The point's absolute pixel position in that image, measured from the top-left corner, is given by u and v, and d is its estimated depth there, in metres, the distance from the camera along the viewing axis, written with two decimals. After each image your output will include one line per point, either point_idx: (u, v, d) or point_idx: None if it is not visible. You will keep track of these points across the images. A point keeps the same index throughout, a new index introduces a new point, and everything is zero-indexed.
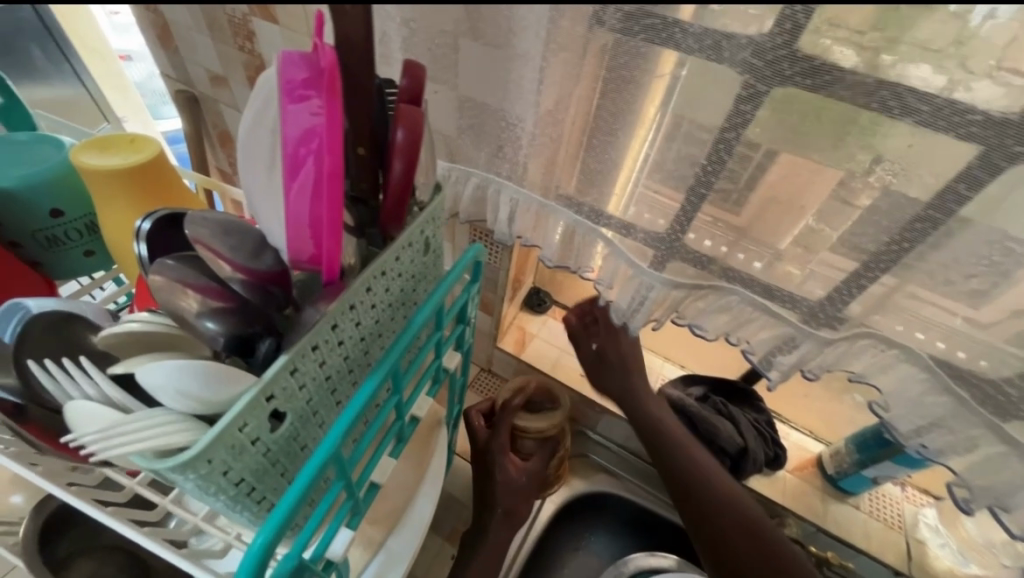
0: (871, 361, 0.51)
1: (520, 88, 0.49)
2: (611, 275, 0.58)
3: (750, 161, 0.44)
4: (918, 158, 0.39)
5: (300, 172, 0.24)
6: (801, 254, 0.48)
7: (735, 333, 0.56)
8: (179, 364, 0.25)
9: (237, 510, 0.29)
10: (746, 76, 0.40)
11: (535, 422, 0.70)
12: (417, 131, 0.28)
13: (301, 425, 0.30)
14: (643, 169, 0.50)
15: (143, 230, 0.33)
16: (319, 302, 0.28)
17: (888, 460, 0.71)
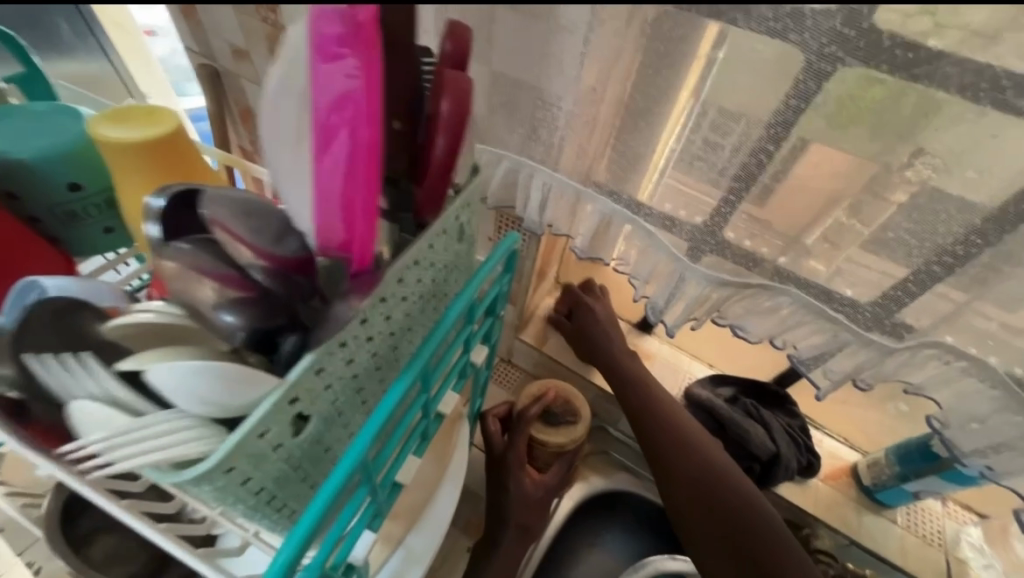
0: (933, 373, 0.47)
1: (559, 63, 0.44)
2: (649, 271, 0.55)
3: (817, 149, 0.40)
4: (964, 151, 0.36)
5: (332, 146, 0.21)
6: (827, 250, 0.45)
7: (781, 337, 0.52)
8: (196, 367, 0.23)
9: (258, 516, 0.27)
10: (833, 48, 0.34)
11: (555, 436, 0.68)
12: (463, 102, 0.24)
13: (326, 427, 0.28)
14: (668, 164, 0.47)
15: (157, 209, 0.30)
16: (349, 296, 0.25)
17: (934, 477, 0.66)
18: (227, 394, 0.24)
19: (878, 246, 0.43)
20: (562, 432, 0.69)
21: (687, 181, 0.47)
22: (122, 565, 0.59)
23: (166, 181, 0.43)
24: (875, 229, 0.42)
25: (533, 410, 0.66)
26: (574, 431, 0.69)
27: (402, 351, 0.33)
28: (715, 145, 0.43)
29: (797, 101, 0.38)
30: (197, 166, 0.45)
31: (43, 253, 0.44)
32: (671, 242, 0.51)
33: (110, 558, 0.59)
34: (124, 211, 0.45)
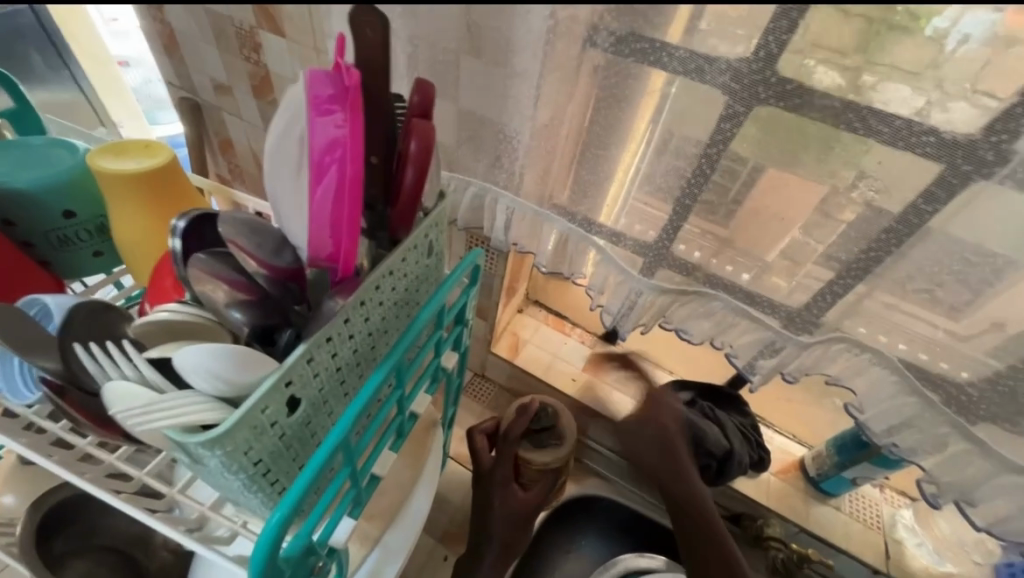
0: (845, 364, 0.54)
1: (518, 104, 0.51)
2: (602, 283, 0.62)
3: (738, 174, 0.47)
4: (896, 176, 0.41)
5: (324, 178, 0.26)
6: (788, 266, 0.51)
7: (719, 338, 0.59)
8: (218, 349, 0.27)
9: (251, 493, 0.31)
10: (727, 98, 0.43)
11: (541, 455, 0.70)
12: (429, 142, 0.30)
13: (313, 412, 0.32)
14: (633, 183, 0.53)
15: (179, 228, 0.35)
16: (336, 296, 0.30)
17: (866, 461, 0.73)
18: (239, 370, 0.28)
19: (790, 255, 0.50)
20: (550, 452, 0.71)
21: (644, 200, 0.54)
22: None
23: (160, 207, 0.47)
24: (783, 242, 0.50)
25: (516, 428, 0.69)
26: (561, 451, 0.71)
27: (379, 351, 0.38)
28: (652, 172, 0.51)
29: (713, 136, 0.46)
30: (187, 194, 0.49)
31: (35, 275, 0.47)
32: (621, 256, 0.58)
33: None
34: (117, 233, 0.48)
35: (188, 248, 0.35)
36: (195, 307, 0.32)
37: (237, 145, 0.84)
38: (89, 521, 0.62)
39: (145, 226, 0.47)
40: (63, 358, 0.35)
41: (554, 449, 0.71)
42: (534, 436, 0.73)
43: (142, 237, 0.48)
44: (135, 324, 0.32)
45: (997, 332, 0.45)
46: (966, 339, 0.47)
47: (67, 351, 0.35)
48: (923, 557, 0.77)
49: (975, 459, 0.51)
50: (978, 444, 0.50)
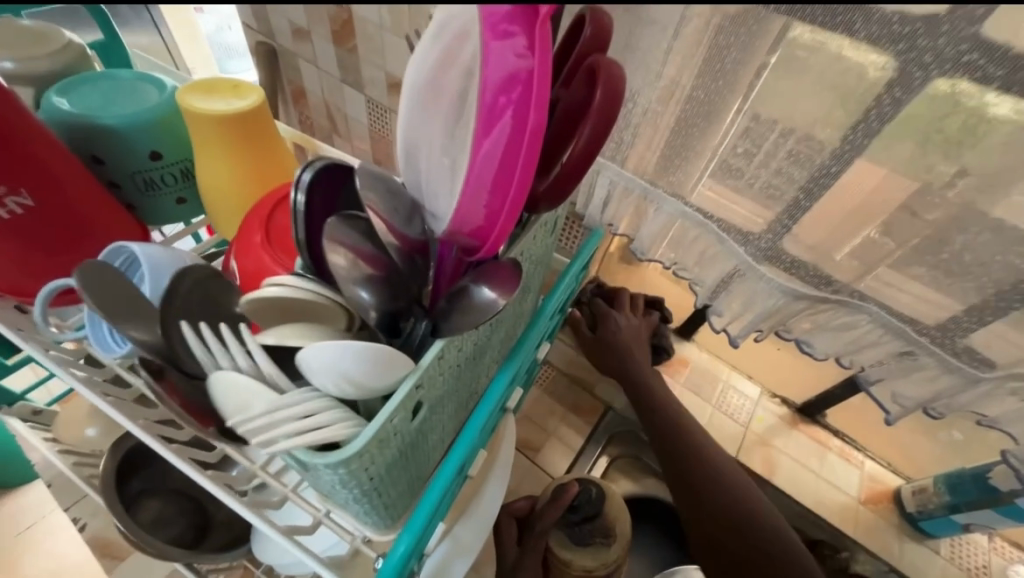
0: (1015, 408, 0.44)
1: (641, 57, 0.43)
2: (716, 278, 0.53)
3: (882, 171, 0.40)
4: (1022, 170, 0.35)
5: (494, 128, 0.21)
6: (856, 269, 0.46)
7: (848, 356, 0.51)
8: (350, 350, 0.23)
9: (360, 503, 0.29)
10: (972, 54, 0.32)
11: (582, 557, 0.60)
12: (617, 90, 0.25)
13: (431, 418, 0.30)
14: (708, 169, 0.47)
15: (304, 180, 0.28)
16: (487, 282, 0.25)
17: (989, 510, 0.63)
18: (374, 374, 0.25)
19: (964, 268, 0.41)
20: (592, 555, 0.60)
21: (719, 194, 0.48)
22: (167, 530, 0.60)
23: (246, 161, 0.44)
24: (976, 254, 0.40)
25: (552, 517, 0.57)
26: (607, 553, 0.60)
27: (494, 342, 0.34)
28: (811, 146, 0.41)
29: (905, 105, 0.36)
30: (273, 146, 0.46)
31: (121, 218, 0.45)
32: (745, 250, 0.49)
33: (156, 521, 0.59)
34: (203, 182, 0.45)
35: (310, 205, 0.29)
36: (312, 283, 0.28)
37: (309, 95, 0.80)
38: (163, 465, 0.63)
39: (225, 179, 0.44)
40: (166, 332, 0.32)
41: (599, 550, 0.61)
42: (575, 527, 0.62)
43: (222, 189, 0.45)
44: (244, 297, 0.28)
45: None
46: None
47: (170, 327, 0.32)
48: None
49: None
50: None
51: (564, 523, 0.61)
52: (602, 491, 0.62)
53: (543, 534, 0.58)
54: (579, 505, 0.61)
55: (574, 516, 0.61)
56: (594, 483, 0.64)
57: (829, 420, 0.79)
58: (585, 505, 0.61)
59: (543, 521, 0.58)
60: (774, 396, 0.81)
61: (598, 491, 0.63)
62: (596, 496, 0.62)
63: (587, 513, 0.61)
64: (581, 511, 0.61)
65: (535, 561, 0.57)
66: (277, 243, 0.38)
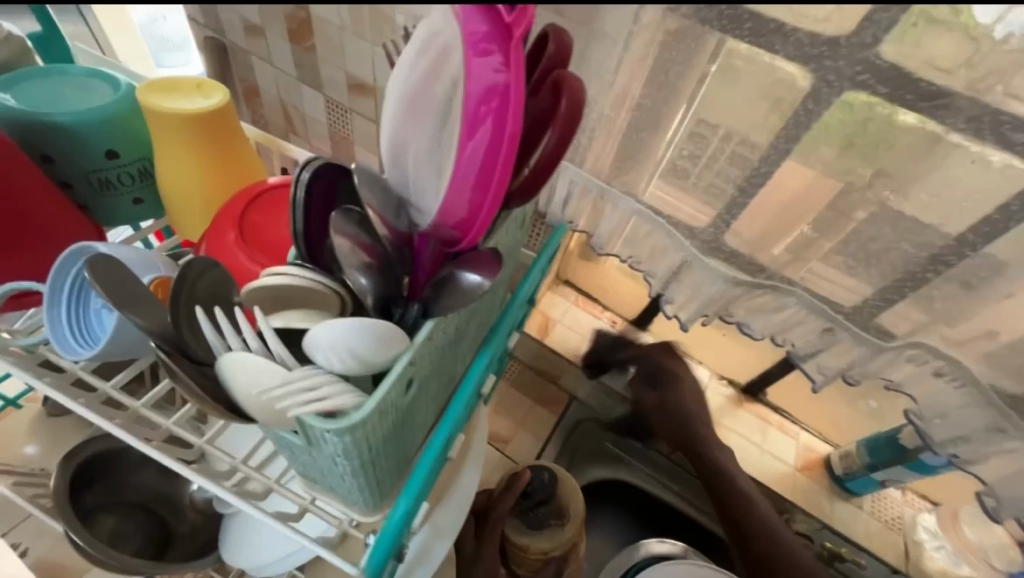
0: (911, 372, 0.52)
1: (595, 67, 0.47)
2: (669, 269, 0.58)
3: (802, 171, 0.46)
4: (903, 174, 0.43)
5: (477, 132, 0.24)
6: (789, 259, 0.52)
7: (781, 335, 0.57)
8: (356, 326, 0.26)
9: (353, 478, 0.31)
10: (867, 76, 0.39)
11: (538, 541, 0.62)
12: (579, 99, 0.29)
13: (421, 396, 0.33)
14: (657, 170, 0.52)
15: (303, 179, 0.30)
16: (469, 267, 0.28)
17: (900, 465, 0.72)
18: (377, 348, 0.27)
19: (871, 254, 0.48)
20: (546, 537, 0.62)
21: (667, 193, 0.53)
22: (126, 543, 0.57)
23: (210, 161, 0.44)
24: (878, 243, 0.47)
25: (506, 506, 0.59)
26: (561, 534, 0.63)
27: (473, 326, 0.37)
28: (742, 150, 0.47)
29: (817, 114, 0.42)
30: (239, 148, 0.46)
31: (74, 218, 0.43)
32: (691, 243, 0.54)
33: (113, 537, 0.57)
34: (165, 183, 0.44)
35: (311, 197, 0.31)
36: (309, 272, 0.30)
37: (263, 94, 0.79)
38: (117, 478, 0.60)
39: (188, 179, 0.44)
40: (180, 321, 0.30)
41: (554, 532, 0.63)
42: (529, 514, 0.63)
43: (185, 188, 0.44)
44: (246, 289, 0.30)
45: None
46: (954, 344, 0.49)
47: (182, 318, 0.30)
48: (941, 559, 0.77)
49: None
50: None
51: (518, 511, 0.63)
52: (553, 475, 0.63)
53: (498, 521, 0.60)
54: (531, 491, 0.62)
55: (527, 502, 0.62)
56: (547, 469, 0.64)
57: (769, 398, 0.87)
58: (538, 491, 0.61)
59: (497, 508, 0.60)
60: (722, 378, 0.88)
61: (550, 476, 0.63)
62: (548, 480, 0.62)
63: (540, 498, 0.62)
64: (534, 497, 0.62)
65: (493, 550, 0.59)
66: (254, 244, 0.39)
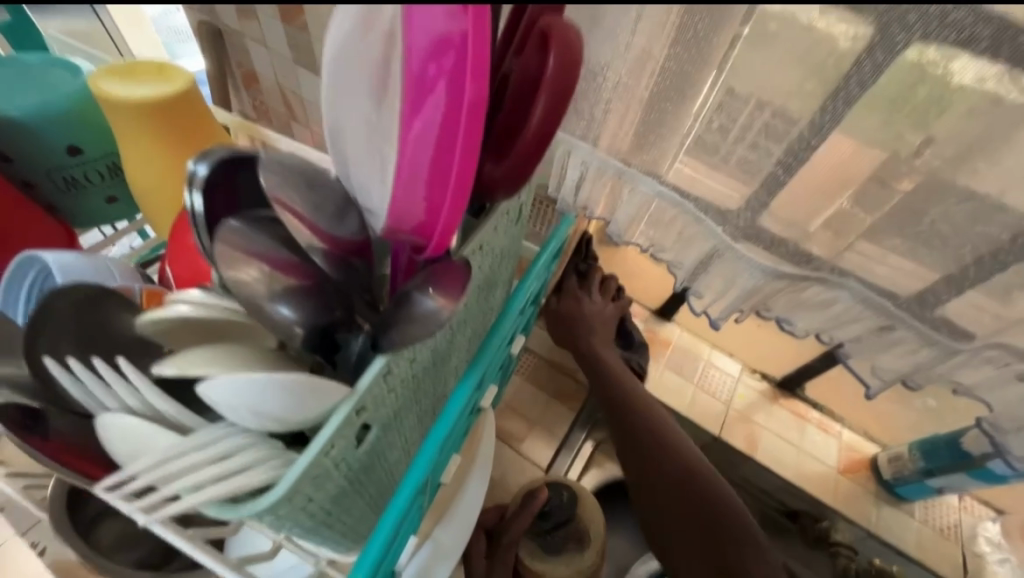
0: (989, 375, 0.44)
1: (610, 25, 0.40)
2: (697, 259, 0.51)
3: (862, 142, 0.38)
4: (979, 142, 0.35)
5: (426, 102, 0.20)
6: (829, 239, 0.44)
7: (829, 332, 0.50)
8: (258, 381, 0.22)
9: (311, 532, 0.29)
10: (954, 12, 0.30)
11: (555, 567, 0.57)
12: (572, 56, 0.23)
13: (384, 435, 0.29)
14: (684, 145, 0.45)
15: (197, 176, 0.27)
16: (430, 285, 0.23)
17: (962, 473, 0.64)
18: (290, 405, 0.23)
19: (943, 239, 0.40)
20: (565, 562, 0.57)
21: (694, 170, 0.46)
22: (131, 551, 0.56)
23: (179, 153, 0.40)
24: (955, 228, 0.39)
25: (522, 524, 0.54)
26: (580, 560, 0.58)
27: (454, 346, 0.33)
28: (783, 117, 0.39)
29: (882, 70, 0.34)
30: (212, 137, 0.42)
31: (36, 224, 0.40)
32: (722, 229, 0.47)
33: (119, 543, 0.56)
34: (132, 181, 0.41)
35: (210, 205, 0.28)
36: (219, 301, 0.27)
37: (260, 79, 0.74)
38: None
39: (154, 174, 0.40)
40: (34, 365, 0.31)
41: (573, 557, 0.58)
42: (546, 536, 0.58)
43: (153, 186, 0.41)
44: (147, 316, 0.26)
45: None
46: None
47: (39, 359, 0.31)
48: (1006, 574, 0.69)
49: None
50: None
51: (534, 533, 0.57)
52: (573, 493, 0.59)
53: (512, 545, 0.55)
54: (549, 511, 0.57)
55: (546, 524, 0.57)
56: (566, 486, 0.60)
57: (807, 394, 0.79)
58: (557, 511, 0.57)
59: (511, 531, 0.55)
60: (754, 371, 0.81)
61: (569, 494, 0.59)
62: (567, 499, 0.58)
63: (560, 520, 0.57)
64: (553, 518, 0.57)
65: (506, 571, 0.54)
66: None
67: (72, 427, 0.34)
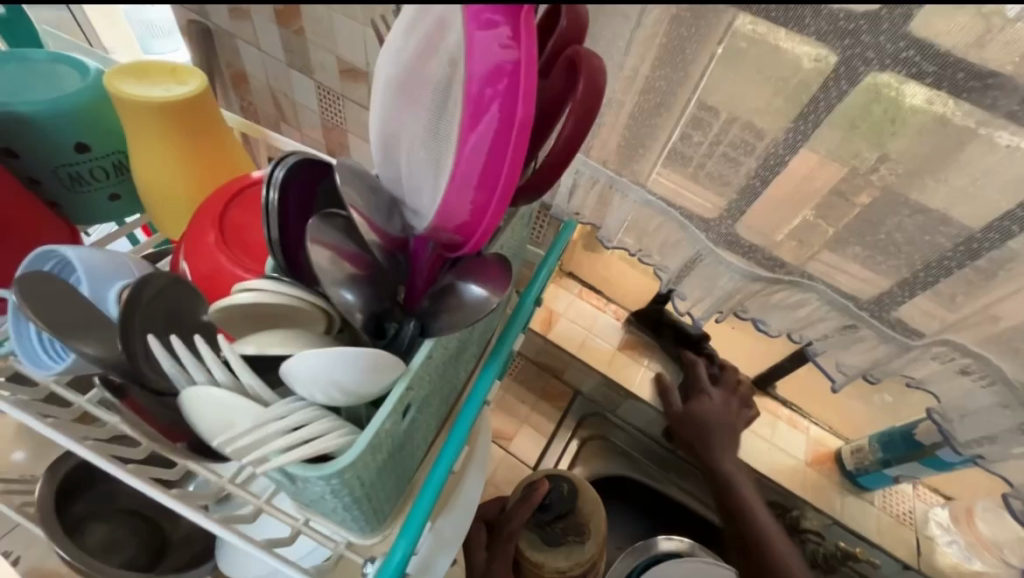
0: (936, 369, 0.49)
1: (605, 45, 0.43)
2: (680, 264, 0.55)
3: (829, 158, 0.43)
4: (922, 162, 0.40)
5: (482, 120, 0.22)
6: (795, 246, 0.49)
7: (799, 331, 0.54)
8: (332, 358, 0.26)
9: (349, 512, 0.32)
10: (908, 50, 0.35)
11: (554, 558, 0.59)
12: (600, 81, 0.26)
13: (419, 420, 0.33)
14: (660, 157, 0.49)
15: (276, 176, 0.31)
16: (468, 278, 0.28)
17: (915, 462, 0.70)
18: (359, 380, 0.27)
19: (897, 246, 0.44)
20: (564, 554, 0.60)
21: (674, 182, 0.50)
22: (118, 553, 0.55)
23: (194, 153, 0.41)
24: (908, 238, 0.44)
25: (523, 516, 0.57)
26: (581, 552, 0.60)
27: (476, 335, 0.36)
28: (759, 131, 0.43)
29: (846, 97, 0.39)
30: (217, 131, 0.42)
31: (42, 222, 0.40)
32: (706, 236, 0.51)
33: (106, 547, 0.55)
34: (142, 178, 0.41)
35: (283, 202, 0.31)
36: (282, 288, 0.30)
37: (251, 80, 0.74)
38: (109, 484, 0.58)
39: (167, 173, 0.41)
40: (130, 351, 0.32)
41: (573, 550, 0.60)
42: (548, 529, 0.62)
43: (163, 185, 0.41)
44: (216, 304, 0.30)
45: None
46: (988, 335, 0.46)
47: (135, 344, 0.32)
48: (954, 555, 0.76)
49: None
50: None
51: (536, 525, 0.61)
52: (573, 487, 0.62)
53: (513, 533, 0.57)
54: (549, 503, 0.61)
55: (545, 514, 0.61)
56: (565, 479, 0.63)
57: (778, 391, 0.84)
58: (556, 502, 0.60)
59: (512, 521, 0.58)
60: None
61: (569, 487, 0.63)
62: (566, 492, 0.62)
63: (559, 511, 0.61)
64: (552, 508, 0.61)
65: (507, 562, 0.56)
66: (235, 244, 0.38)
67: (146, 407, 0.34)
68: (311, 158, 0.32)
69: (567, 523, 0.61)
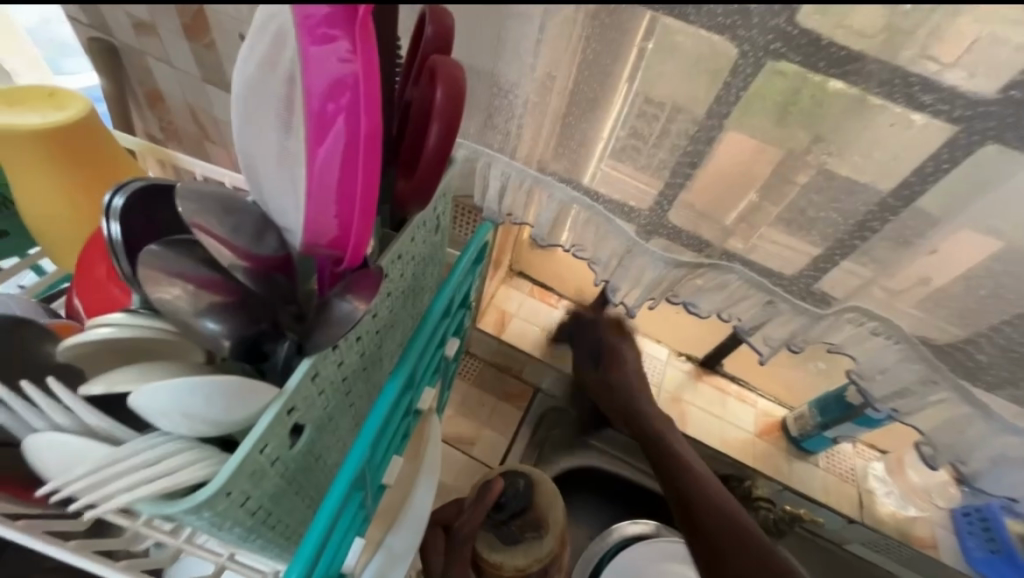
0: (849, 334, 0.53)
1: (516, 49, 0.44)
2: (610, 255, 0.56)
3: (732, 144, 0.45)
4: (814, 145, 0.43)
5: (327, 134, 0.25)
6: (745, 228, 0.50)
7: (727, 310, 0.56)
8: (184, 384, 0.27)
9: (250, 538, 0.32)
10: (778, 43, 0.38)
11: (513, 557, 0.59)
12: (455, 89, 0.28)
13: (317, 435, 0.34)
14: (604, 153, 0.50)
15: (115, 205, 0.33)
16: (350, 291, 0.29)
17: (850, 422, 0.75)
18: (215, 405, 0.28)
19: (806, 221, 0.47)
20: (523, 552, 0.60)
21: (622, 172, 0.50)
22: None
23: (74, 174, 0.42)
24: (808, 215, 0.47)
25: (473, 519, 0.57)
26: (540, 547, 0.60)
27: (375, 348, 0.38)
28: (665, 124, 0.46)
29: (740, 89, 0.42)
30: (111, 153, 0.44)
31: None
32: (631, 227, 0.53)
33: None
34: (26, 204, 0.43)
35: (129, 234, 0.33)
36: (142, 319, 0.32)
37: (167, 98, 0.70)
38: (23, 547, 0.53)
39: (49, 197, 0.42)
40: None
41: (531, 546, 0.60)
42: (504, 528, 0.62)
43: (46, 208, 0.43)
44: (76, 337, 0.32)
45: (948, 303, 0.48)
46: (895, 294, 0.49)
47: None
48: (891, 504, 0.81)
49: (973, 421, 0.52)
50: (983, 409, 0.51)
51: (491, 524, 0.61)
52: (529, 484, 0.63)
53: (468, 536, 0.57)
54: (505, 501, 0.62)
55: (501, 514, 0.62)
56: (521, 476, 0.65)
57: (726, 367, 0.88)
58: (512, 500, 0.62)
59: (468, 524, 0.58)
60: (681, 355, 0.88)
61: (526, 484, 0.64)
62: (522, 488, 0.63)
63: (514, 508, 0.62)
64: (508, 507, 0.62)
65: (464, 567, 0.56)
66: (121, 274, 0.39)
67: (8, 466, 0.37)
68: (155, 184, 0.35)
69: (524, 521, 0.62)
